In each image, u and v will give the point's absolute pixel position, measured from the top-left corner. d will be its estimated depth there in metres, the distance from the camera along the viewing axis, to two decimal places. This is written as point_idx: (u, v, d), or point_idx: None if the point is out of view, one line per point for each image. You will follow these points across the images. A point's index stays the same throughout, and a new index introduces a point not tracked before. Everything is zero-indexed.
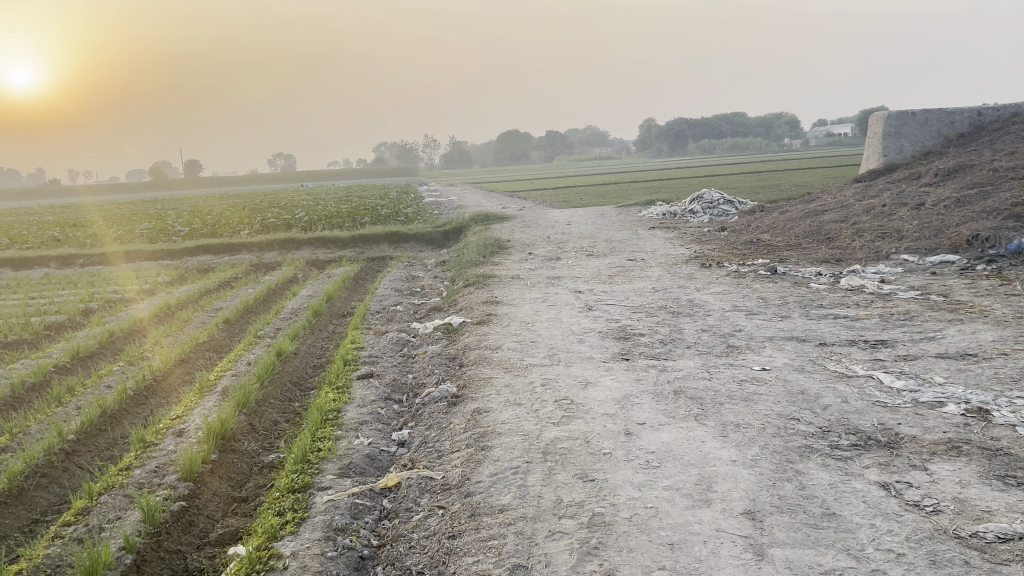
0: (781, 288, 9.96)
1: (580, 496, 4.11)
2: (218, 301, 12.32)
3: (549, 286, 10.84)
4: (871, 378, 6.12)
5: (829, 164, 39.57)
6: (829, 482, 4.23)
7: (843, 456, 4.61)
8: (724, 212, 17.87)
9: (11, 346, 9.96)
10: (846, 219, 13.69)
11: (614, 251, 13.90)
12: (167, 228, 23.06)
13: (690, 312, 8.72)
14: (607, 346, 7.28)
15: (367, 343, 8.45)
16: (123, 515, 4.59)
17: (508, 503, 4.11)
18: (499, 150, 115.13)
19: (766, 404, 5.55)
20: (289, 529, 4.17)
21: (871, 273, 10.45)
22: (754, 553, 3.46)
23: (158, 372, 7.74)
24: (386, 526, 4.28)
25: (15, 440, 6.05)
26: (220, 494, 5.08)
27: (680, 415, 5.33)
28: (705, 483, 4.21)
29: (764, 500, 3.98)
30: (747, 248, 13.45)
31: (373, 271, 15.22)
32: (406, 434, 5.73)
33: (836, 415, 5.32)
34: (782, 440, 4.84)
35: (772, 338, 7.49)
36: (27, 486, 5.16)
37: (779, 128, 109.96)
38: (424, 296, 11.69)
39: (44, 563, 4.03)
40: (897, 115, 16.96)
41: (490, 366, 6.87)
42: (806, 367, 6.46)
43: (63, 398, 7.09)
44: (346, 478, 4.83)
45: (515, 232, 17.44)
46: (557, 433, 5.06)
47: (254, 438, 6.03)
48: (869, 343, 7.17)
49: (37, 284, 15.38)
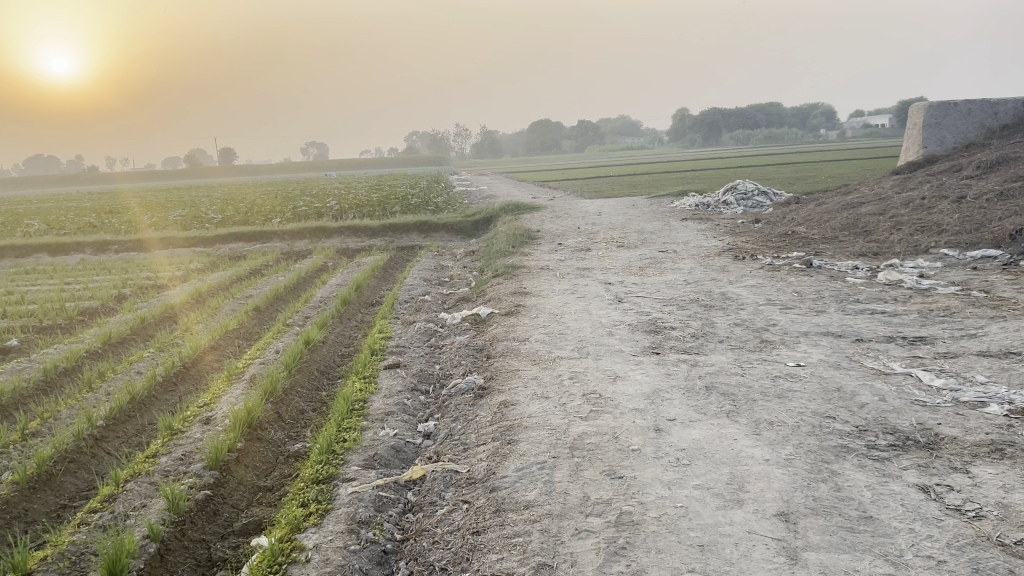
0: (816, 282, 9.77)
1: (607, 494, 4.02)
2: (248, 289, 12.36)
3: (578, 277, 10.73)
4: (910, 376, 5.94)
5: (866, 156, 38.92)
6: (865, 483, 4.10)
7: (880, 456, 4.47)
8: (758, 203, 17.61)
9: (44, 331, 10.07)
10: (883, 212, 13.42)
11: (645, 242, 13.75)
12: (200, 216, 23.25)
13: (723, 305, 8.57)
14: (637, 340, 7.17)
15: (395, 333, 8.41)
16: (148, 503, 4.57)
17: (534, 499, 4.03)
18: (531, 140, 114.85)
19: (801, 401, 5.41)
20: (312, 521, 4.13)
21: (910, 268, 10.20)
22: (787, 557, 3.35)
23: (188, 359, 7.77)
24: (409, 520, 4.22)
25: (45, 425, 6.09)
26: (245, 483, 5.06)
27: (711, 412, 5.21)
28: (738, 482, 4.11)
29: (798, 502, 3.87)
30: (781, 240, 13.23)
31: (402, 260, 15.19)
32: (432, 425, 5.67)
33: (872, 413, 5.17)
34: (817, 439, 4.71)
35: (807, 333, 7.32)
36: (56, 471, 5.17)
37: (815, 119, 108.50)
38: (453, 286, 11.64)
39: (69, 550, 4.02)
40: (938, 106, 16.58)
41: (518, 359, 6.78)
42: (843, 364, 6.30)
43: (94, 383, 7.13)
44: (371, 469, 4.78)
45: (545, 223, 17.33)
46: (585, 428, 4.97)
47: (281, 427, 6.01)
48: (907, 339, 6.99)
49: (72, 269, 15.57)
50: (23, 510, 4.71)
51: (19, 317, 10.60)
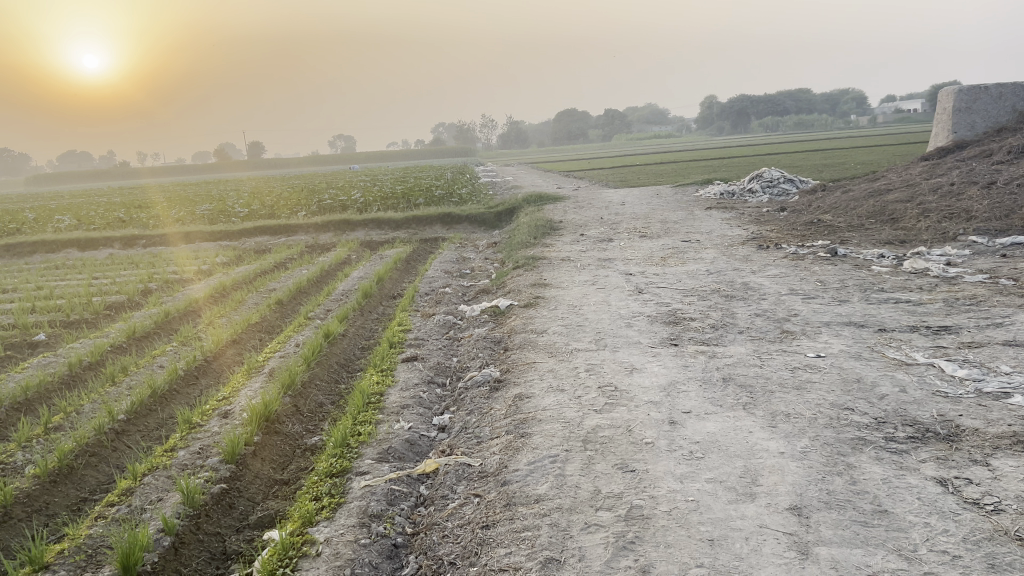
0: (840, 271, 9.63)
1: (618, 487, 3.99)
2: (271, 282, 12.44)
3: (599, 268, 10.67)
4: (932, 366, 5.84)
5: (897, 141, 38.33)
6: (882, 476, 4.04)
7: (898, 449, 4.40)
8: (784, 191, 17.40)
9: (71, 325, 10.21)
10: (911, 199, 13.20)
11: (668, 232, 13.65)
12: (227, 210, 23.44)
13: (744, 296, 8.48)
14: (655, 331, 7.11)
15: (414, 326, 8.42)
16: (164, 497, 4.61)
17: (544, 493, 4.02)
18: (557, 130, 114.53)
19: (819, 393, 5.34)
20: (324, 515, 4.15)
21: (937, 256, 10.03)
22: (798, 552, 3.31)
23: (209, 353, 7.84)
24: (421, 514, 4.22)
25: (68, 419, 6.17)
26: (262, 476, 5.09)
27: (727, 404, 5.16)
28: (751, 476, 4.06)
29: (811, 496, 3.82)
30: (806, 228, 13.07)
31: (425, 252, 15.22)
32: (448, 419, 5.67)
33: (892, 405, 5.09)
34: (834, 432, 4.65)
35: (829, 323, 7.23)
36: (77, 465, 5.25)
37: (845, 105, 107.11)
38: (474, 278, 11.64)
39: (85, 543, 4.07)
40: (969, 90, 16.27)
41: (535, 351, 6.76)
42: (864, 354, 6.21)
43: (117, 377, 7.22)
44: (385, 463, 4.79)
45: (568, 213, 17.27)
46: (599, 421, 4.94)
47: (299, 420, 6.05)
48: (932, 329, 6.87)
49: (100, 264, 15.76)
50: (43, 504, 4.78)
51: (47, 312, 10.77)
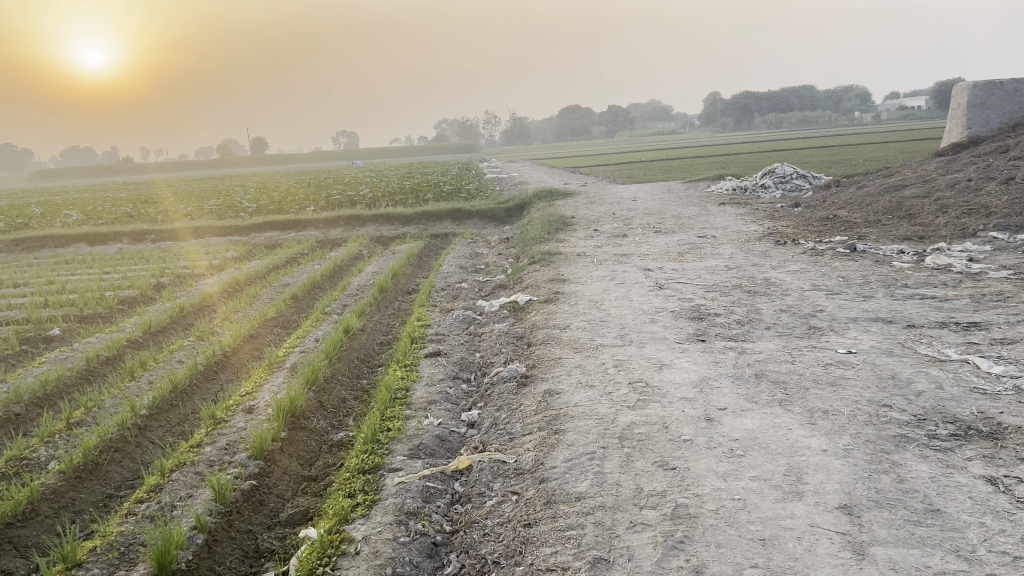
0: (862, 266, 9.54)
1: (661, 486, 3.91)
2: (284, 277, 12.36)
3: (616, 263, 10.59)
4: (967, 363, 5.74)
5: (905, 137, 38.22)
6: (930, 475, 3.95)
7: (942, 446, 4.31)
8: (797, 186, 17.28)
9: (85, 320, 10.14)
10: (928, 195, 13.11)
11: (682, 228, 13.55)
12: (235, 205, 23.33)
13: (766, 291, 8.39)
14: (681, 327, 7.02)
15: (433, 321, 8.35)
16: (193, 493, 4.54)
17: (585, 491, 3.94)
18: (561, 126, 114.42)
19: (855, 389, 5.26)
20: (360, 512, 4.07)
21: (958, 251, 9.93)
22: (854, 552, 3.23)
23: (227, 348, 7.76)
24: (458, 511, 4.15)
25: (89, 414, 6.10)
26: (290, 472, 5.02)
27: (763, 401, 5.07)
28: (796, 474, 3.98)
29: (860, 494, 3.74)
30: (822, 224, 12.97)
31: (437, 248, 15.14)
32: (476, 415, 5.59)
33: (931, 402, 5.00)
34: (875, 429, 4.56)
35: (856, 319, 7.13)
36: (101, 461, 5.17)
37: (850, 101, 106.86)
38: (489, 274, 11.55)
39: (117, 540, 3.99)
40: (983, 85, 16.18)
41: (560, 346, 6.68)
42: (895, 351, 6.12)
43: (136, 372, 7.14)
44: (417, 459, 4.71)
45: (579, 208, 17.17)
46: (633, 417, 4.86)
47: (323, 416, 5.97)
48: (961, 325, 6.78)
49: (110, 259, 15.68)
50: (70, 500, 4.71)
51: (60, 307, 10.69)
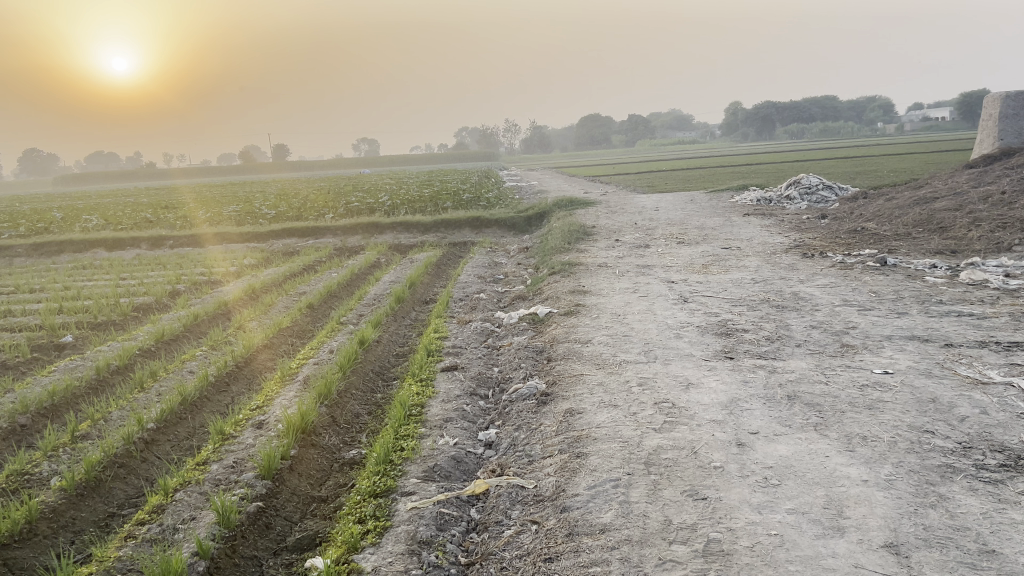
0: (894, 281, 9.24)
1: (691, 518, 3.66)
2: (301, 285, 12.18)
3: (639, 275, 10.33)
4: (1011, 385, 5.43)
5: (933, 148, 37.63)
6: (981, 510, 3.66)
7: (993, 478, 4.01)
8: (823, 198, 16.95)
9: (99, 327, 10.00)
10: (960, 207, 12.75)
11: (706, 238, 13.26)
12: (254, 211, 23.26)
13: (796, 306, 8.11)
14: (708, 343, 6.76)
15: (451, 333, 8.13)
16: (197, 515, 4.33)
17: (609, 523, 3.69)
18: (581, 134, 114.20)
19: (894, 413, 4.97)
20: (370, 540, 3.85)
21: (993, 266, 9.58)
22: None
23: (241, 359, 7.58)
24: (474, 541, 3.92)
25: (96, 427, 5.92)
26: (299, 493, 4.81)
27: (796, 424, 4.81)
28: (836, 507, 3.71)
29: (906, 531, 3.47)
30: (850, 237, 12.65)
31: (456, 257, 14.94)
32: (494, 434, 5.36)
33: (976, 429, 4.70)
34: (918, 458, 4.28)
35: (891, 337, 6.84)
36: (105, 478, 4.98)
37: (872, 111, 106.09)
38: (508, 284, 11.33)
39: (114, 567, 3.78)
40: (1017, 97, 15.80)
41: (581, 363, 6.42)
42: (935, 371, 5.83)
43: (145, 383, 6.97)
44: (431, 482, 4.47)
45: (600, 218, 16.94)
46: (659, 440, 4.61)
47: (335, 432, 5.75)
48: (1002, 345, 6.46)
49: (129, 264, 15.61)
50: (70, 520, 4.51)
51: (75, 313, 10.56)
